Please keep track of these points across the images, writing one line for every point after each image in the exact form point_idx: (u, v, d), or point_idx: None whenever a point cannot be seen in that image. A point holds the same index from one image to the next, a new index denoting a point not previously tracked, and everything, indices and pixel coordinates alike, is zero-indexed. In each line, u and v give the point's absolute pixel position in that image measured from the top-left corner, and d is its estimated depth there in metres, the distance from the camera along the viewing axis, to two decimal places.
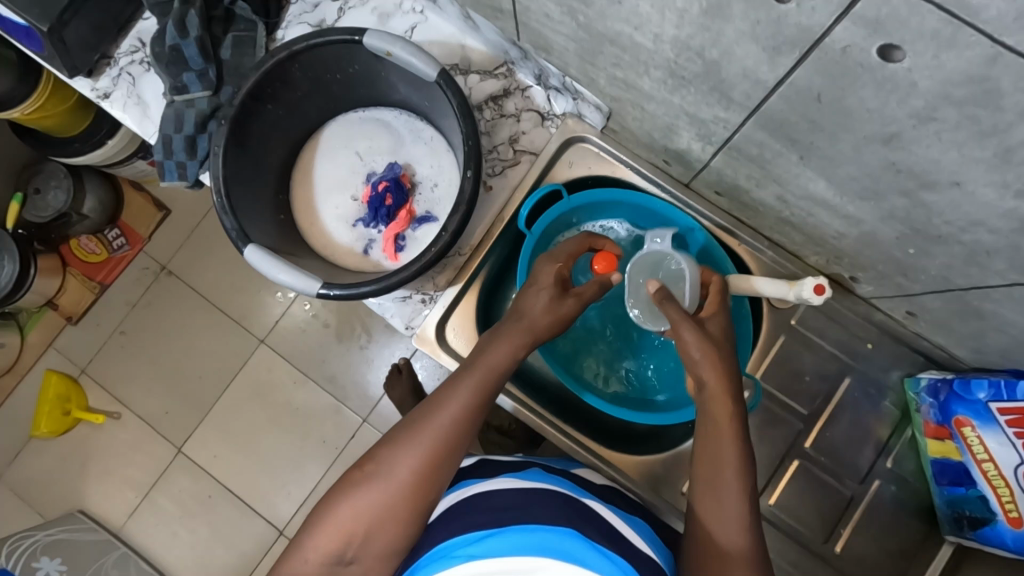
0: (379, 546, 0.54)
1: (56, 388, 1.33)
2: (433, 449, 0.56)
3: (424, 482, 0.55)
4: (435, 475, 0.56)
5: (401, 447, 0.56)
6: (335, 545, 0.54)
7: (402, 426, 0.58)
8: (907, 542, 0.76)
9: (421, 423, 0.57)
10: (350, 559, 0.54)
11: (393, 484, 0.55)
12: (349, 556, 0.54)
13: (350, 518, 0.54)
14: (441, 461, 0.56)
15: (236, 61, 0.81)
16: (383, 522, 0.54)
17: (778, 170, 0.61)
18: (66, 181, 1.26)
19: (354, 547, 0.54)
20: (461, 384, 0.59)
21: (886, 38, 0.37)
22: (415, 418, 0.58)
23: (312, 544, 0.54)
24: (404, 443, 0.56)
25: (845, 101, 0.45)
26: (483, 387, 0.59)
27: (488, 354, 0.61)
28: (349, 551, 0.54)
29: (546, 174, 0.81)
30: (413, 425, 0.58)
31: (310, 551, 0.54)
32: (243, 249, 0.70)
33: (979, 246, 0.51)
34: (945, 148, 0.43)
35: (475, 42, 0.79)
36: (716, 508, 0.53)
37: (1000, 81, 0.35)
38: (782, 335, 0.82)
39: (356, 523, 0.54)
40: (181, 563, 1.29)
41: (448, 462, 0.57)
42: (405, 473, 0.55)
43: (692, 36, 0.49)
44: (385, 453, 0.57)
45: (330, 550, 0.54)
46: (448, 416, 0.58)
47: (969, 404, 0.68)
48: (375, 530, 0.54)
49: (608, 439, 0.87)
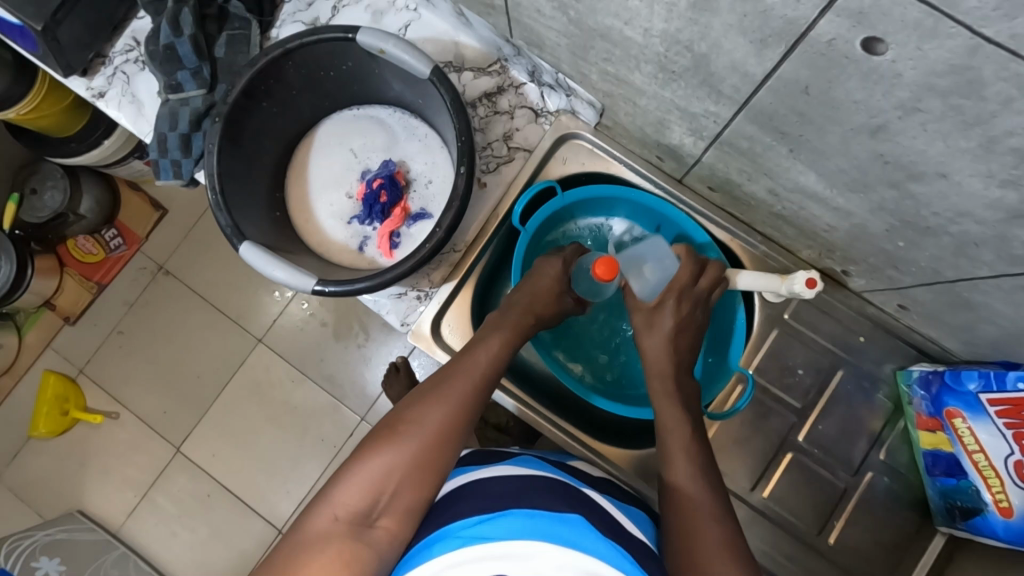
0: (406, 502, 0.55)
1: (55, 387, 1.33)
2: (457, 407, 0.61)
3: (450, 439, 0.59)
4: (459, 432, 0.60)
5: (425, 408, 0.60)
6: (362, 501, 0.54)
7: (423, 392, 0.62)
8: (900, 533, 0.77)
9: (442, 387, 0.62)
10: (376, 517, 0.54)
11: (420, 440, 0.58)
12: (375, 513, 0.54)
13: (380, 472, 0.56)
14: (462, 420, 0.60)
15: (230, 59, 0.81)
16: (411, 476, 0.56)
17: (769, 164, 0.62)
18: (62, 181, 1.26)
19: (382, 503, 0.55)
20: (474, 357, 0.65)
21: (869, 30, 0.38)
22: (435, 384, 0.63)
23: (338, 502, 0.54)
24: (428, 402, 0.60)
25: (832, 93, 0.46)
26: (495, 357, 0.66)
27: (493, 335, 0.68)
28: (378, 506, 0.55)
29: (540, 171, 0.81)
30: (435, 389, 0.62)
31: (336, 509, 0.54)
32: (238, 246, 0.70)
33: (967, 237, 0.52)
34: (931, 139, 0.43)
35: (469, 39, 0.80)
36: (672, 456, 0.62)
37: (981, 70, 0.36)
38: (775, 329, 0.82)
39: (385, 477, 0.56)
40: (181, 562, 1.29)
41: (468, 423, 0.61)
42: (432, 430, 0.59)
43: (681, 30, 0.49)
44: (411, 413, 0.60)
45: (358, 506, 0.54)
46: (468, 382, 0.63)
47: (960, 395, 0.68)
48: (405, 483, 0.56)
49: (602, 433, 0.87)
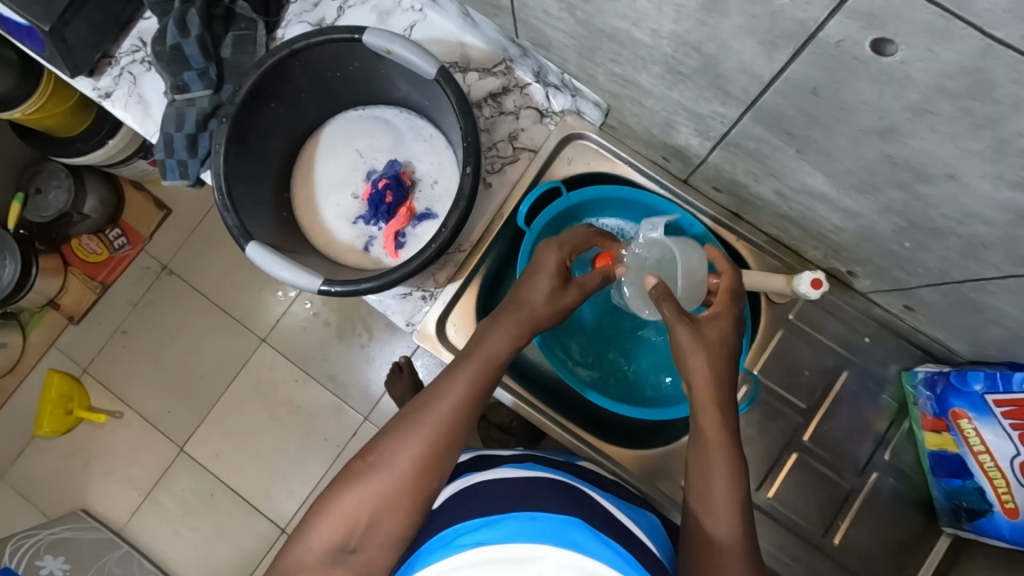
0: (384, 531, 0.55)
1: (58, 386, 1.33)
2: (438, 433, 0.57)
3: (429, 468, 0.56)
4: (439, 459, 0.57)
5: (403, 434, 0.57)
6: (338, 533, 0.54)
7: (405, 416, 0.59)
8: (906, 534, 0.77)
9: (422, 411, 0.59)
10: (354, 546, 0.54)
11: (398, 470, 0.56)
12: (354, 543, 0.54)
13: (355, 504, 0.55)
14: (443, 445, 0.57)
15: (237, 59, 0.81)
16: (387, 508, 0.55)
17: (776, 165, 0.62)
18: (66, 181, 1.26)
19: (359, 533, 0.54)
20: (457, 376, 0.61)
21: (880, 32, 0.38)
22: (417, 407, 0.59)
23: (316, 533, 0.54)
24: (406, 431, 0.57)
25: (841, 95, 0.46)
26: (483, 376, 0.61)
27: (479, 351, 0.63)
28: (353, 539, 0.54)
29: (545, 171, 0.81)
30: (415, 413, 0.59)
31: (313, 540, 0.54)
32: (244, 246, 0.70)
33: (975, 239, 0.52)
34: (940, 141, 0.43)
35: (475, 39, 0.80)
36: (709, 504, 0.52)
37: (993, 72, 0.36)
38: (780, 329, 0.82)
39: (360, 509, 0.54)
40: (184, 561, 1.29)
41: (451, 447, 0.58)
42: (409, 458, 0.56)
43: (690, 31, 0.50)
44: (388, 441, 0.57)
45: (334, 538, 0.54)
46: (448, 404, 0.59)
47: (965, 397, 0.68)
48: (382, 514, 0.54)
49: (606, 433, 0.87)
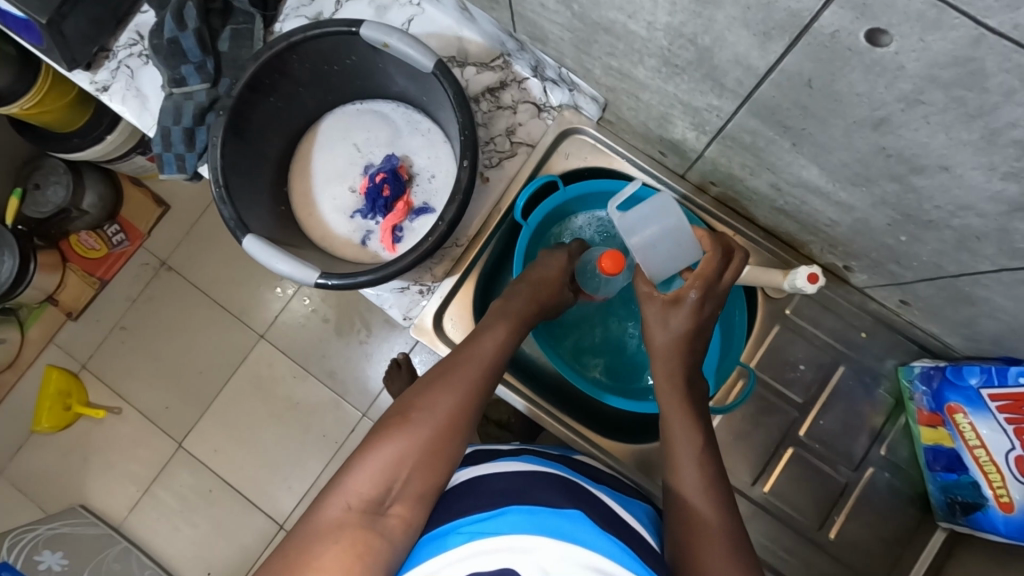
0: (417, 488, 0.56)
1: (57, 382, 1.33)
2: (466, 394, 0.62)
3: (459, 426, 0.60)
4: (468, 419, 0.61)
5: (431, 398, 0.60)
6: (374, 490, 0.54)
7: (430, 381, 0.62)
8: (901, 528, 0.77)
9: (447, 377, 0.63)
10: (389, 505, 0.54)
11: (433, 426, 0.58)
12: (388, 501, 0.54)
13: (391, 461, 0.56)
14: (468, 409, 0.61)
15: (234, 53, 0.82)
16: (423, 463, 0.57)
17: (771, 158, 0.62)
18: (65, 176, 1.26)
19: (394, 491, 0.55)
20: (476, 347, 0.66)
21: (873, 22, 0.38)
22: (440, 373, 0.63)
23: (350, 492, 0.54)
24: (435, 393, 0.61)
25: (835, 86, 0.46)
26: (501, 348, 0.67)
27: (494, 328, 0.69)
28: (389, 496, 0.55)
29: (542, 165, 0.81)
30: (441, 378, 0.62)
31: (349, 499, 0.54)
32: (242, 239, 0.70)
33: (969, 231, 0.52)
34: (934, 132, 0.44)
35: (472, 33, 0.80)
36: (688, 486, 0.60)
37: (984, 62, 0.36)
38: (776, 324, 0.82)
39: (396, 465, 0.56)
40: (182, 557, 1.29)
41: (476, 408, 0.62)
42: (440, 419, 0.59)
43: (685, 23, 0.50)
44: (419, 403, 0.60)
45: (370, 495, 0.54)
46: (472, 372, 0.63)
47: (961, 391, 0.69)
48: (418, 469, 0.56)
49: (602, 427, 0.88)
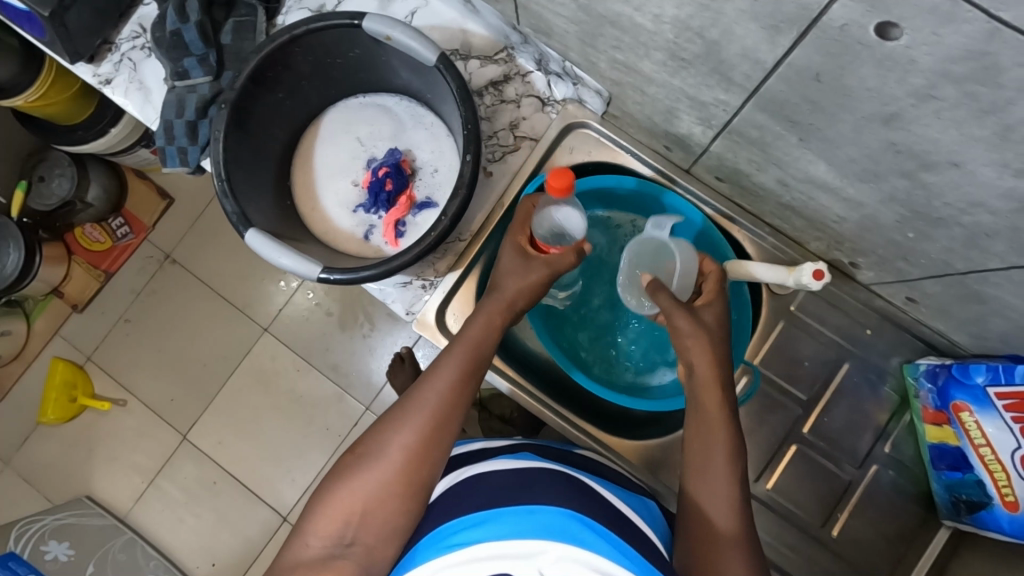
0: (378, 524, 0.55)
1: (63, 374, 1.34)
2: (429, 417, 0.59)
3: (425, 455, 0.58)
4: (430, 442, 0.58)
5: (394, 427, 0.59)
6: (334, 527, 0.55)
7: (396, 408, 0.61)
8: (905, 527, 0.77)
9: (413, 401, 0.60)
10: (351, 539, 0.55)
11: (391, 456, 0.57)
12: (350, 537, 0.55)
13: (349, 496, 0.56)
14: (431, 433, 0.59)
15: (236, 46, 0.81)
16: (379, 499, 0.56)
17: (778, 153, 0.61)
18: (70, 169, 1.26)
19: (354, 527, 0.55)
20: (445, 362, 0.63)
21: (885, 15, 0.37)
22: (407, 398, 0.61)
23: (313, 529, 0.55)
24: (397, 422, 0.59)
25: (845, 80, 0.45)
26: (467, 361, 0.63)
27: (467, 335, 0.65)
28: (350, 531, 0.55)
29: (546, 160, 0.80)
30: (407, 403, 0.61)
31: (311, 537, 0.55)
32: (244, 233, 0.70)
33: (980, 228, 0.51)
34: (945, 128, 0.43)
35: (477, 26, 0.79)
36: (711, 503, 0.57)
37: (999, 56, 0.35)
38: (781, 321, 0.82)
39: (354, 501, 0.56)
40: (186, 548, 1.30)
41: (445, 432, 0.59)
42: (399, 448, 0.58)
43: (692, 16, 0.49)
44: (381, 432, 0.59)
45: (331, 532, 0.55)
46: (437, 391, 0.61)
47: (967, 389, 0.67)
48: (375, 505, 0.56)
49: (604, 422, 0.87)
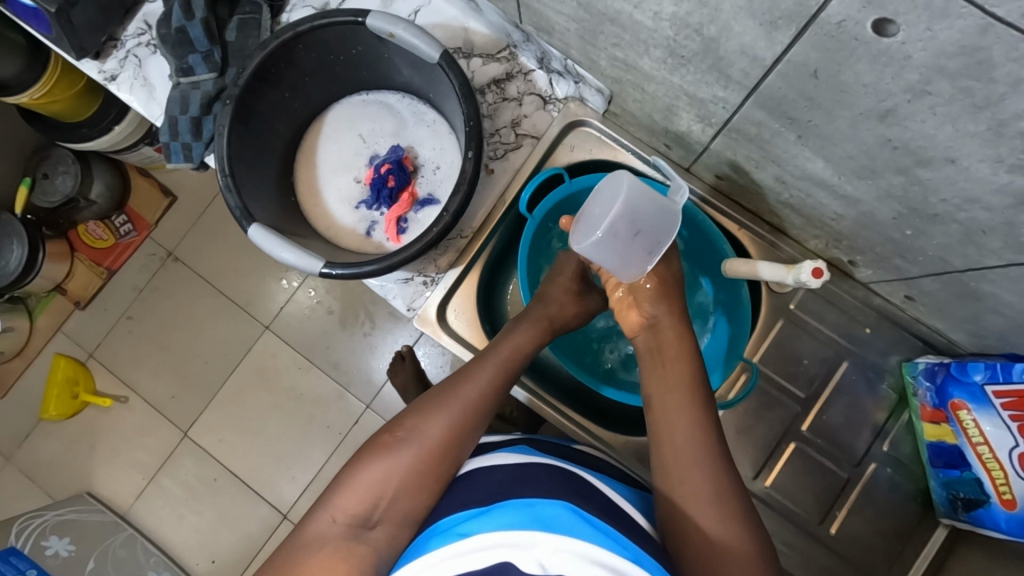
0: (405, 508, 0.56)
1: (65, 370, 1.34)
2: (465, 413, 0.62)
3: (458, 445, 0.60)
4: (464, 437, 0.61)
5: (428, 416, 0.61)
6: (361, 506, 0.56)
7: (429, 399, 0.63)
8: (902, 524, 0.77)
9: (450, 395, 0.63)
10: (375, 522, 0.55)
11: (424, 443, 0.59)
12: (374, 518, 0.55)
13: (378, 478, 0.57)
14: (467, 429, 0.61)
15: (241, 43, 0.82)
16: (413, 483, 0.57)
17: (777, 150, 0.62)
18: (73, 166, 1.27)
19: (381, 509, 0.56)
20: (483, 365, 0.66)
21: (880, 11, 0.38)
22: (441, 391, 0.64)
23: (337, 506, 0.56)
24: (433, 411, 0.61)
25: (842, 77, 0.46)
26: (506, 369, 0.67)
27: (504, 343, 0.69)
28: (376, 513, 0.56)
29: (547, 158, 0.81)
30: (441, 395, 0.63)
31: (335, 513, 0.55)
32: (248, 228, 0.70)
33: (976, 225, 0.52)
34: (940, 123, 0.43)
35: (478, 24, 0.79)
36: (693, 493, 0.56)
37: (991, 51, 0.35)
38: (780, 319, 0.82)
39: (383, 484, 0.56)
40: (187, 545, 1.30)
41: (479, 428, 0.62)
42: (433, 436, 0.59)
43: (691, 13, 0.50)
44: (414, 418, 0.61)
45: (355, 513, 0.55)
46: (475, 390, 0.64)
47: (965, 387, 0.68)
48: (407, 489, 0.57)
49: (602, 419, 0.88)
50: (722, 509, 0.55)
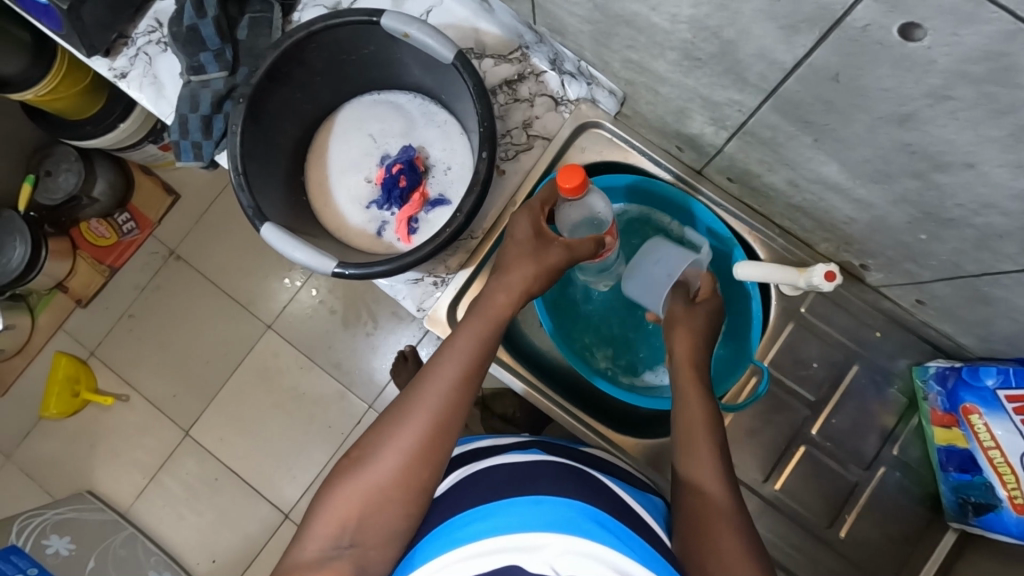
0: (376, 528, 0.55)
1: (66, 368, 1.34)
2: (427, 420, 0.58)
3: (423, 456, 0.57)
4: (428, 445, 0.57)
5: (391, 429, 0.58)
6: (333, 529, 0.55)
7: (395, 408, 0.60)
8: (910, 528, 0.77)
9: (412, 402, 0.59)
10: (347, 544, 0.54)
11: (387, 459, 0.56)
12: (346, 540, 0.54)
13: (346, 499, 0.55)
14: (429, 436, 0.57)
15: (252, 41, 0.81)
16: (377, 501, 0.55)
17: (791, 154, 0.62)
18: (77, 164, 1.27)
19: (351, 531, 0.54)
20: (443, 362, 0.61)
21: (906, 15, 0.38)
22: (406, 398, 0.60)
23: (312, 532, 0.55)
24: (396, 423, 0.58)
25: (862, 81, 0.46)
26: (468, 361, 0.61)
27: (466, 331, 0.63)
28: (346, 535, 0.54)
29: (559, 159, 0.81)
30: (404, 403, 0.59)
31: (310, 539, 0.55)
32: (260, 227, 0.70)
33: (991, 230, 0.52)
34: (961, 128, 0.43)
35: (489, 25, 0.79)
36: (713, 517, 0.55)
37: (1017, 57, 0.36)
38: (790, 322, 0.82)
39: (351, 506, 0.55)
40: (187, 545, 1.30)
41: (445, 433, 0.58)
42: (396, 451, 0.56)
43: (709, 15, 0.50)
44: (379, 434, 0.58)
45: (329, 535, 0.54)
46: (436, 393, 0.59)
47: (976, 392, 0.68)
48: (374, 507, 0.55)
49: (610, 420, 0.88)
50: (738, 532, 0.54)
